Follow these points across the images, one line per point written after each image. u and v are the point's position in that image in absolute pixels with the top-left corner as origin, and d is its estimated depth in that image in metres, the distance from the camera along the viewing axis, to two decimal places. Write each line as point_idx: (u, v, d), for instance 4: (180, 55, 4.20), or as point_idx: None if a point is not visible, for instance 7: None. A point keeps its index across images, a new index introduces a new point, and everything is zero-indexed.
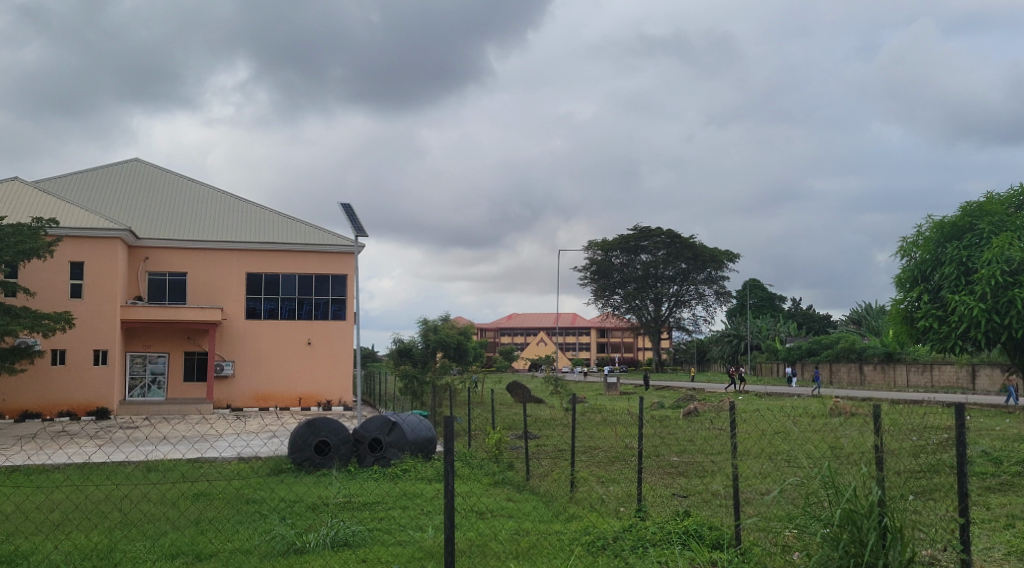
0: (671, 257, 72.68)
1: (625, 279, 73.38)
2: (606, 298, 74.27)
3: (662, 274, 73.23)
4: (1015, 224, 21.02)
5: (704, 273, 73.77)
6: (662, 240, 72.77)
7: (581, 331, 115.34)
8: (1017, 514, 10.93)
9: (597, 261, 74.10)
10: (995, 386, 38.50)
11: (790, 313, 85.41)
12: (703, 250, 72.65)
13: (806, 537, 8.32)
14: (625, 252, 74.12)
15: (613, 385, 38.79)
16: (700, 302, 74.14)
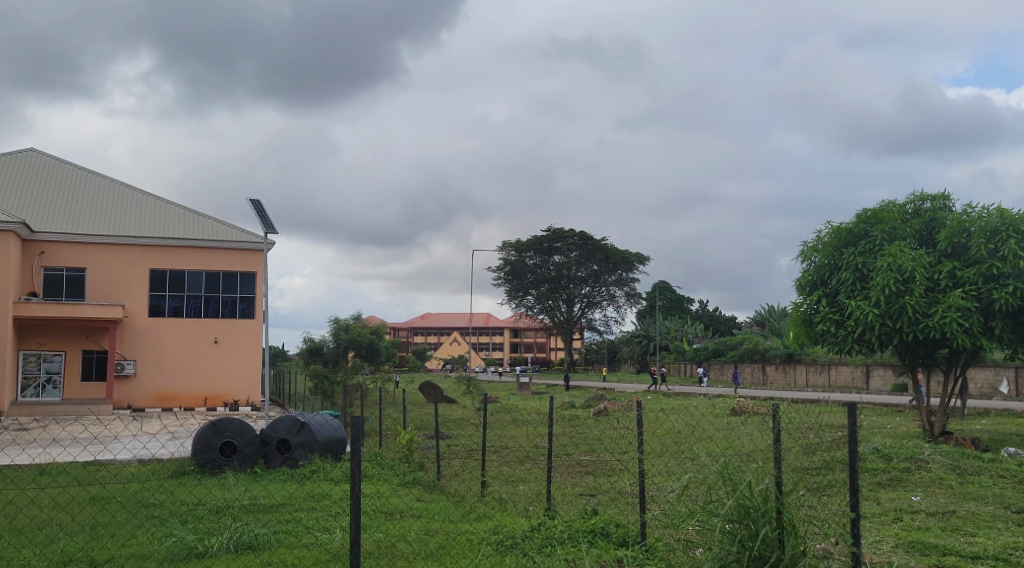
0: (584, 258, 73.56)
1: (539, 280, 73.88)
2: (520, 298, 74.90)
3: (575, 275, 74.11)
4: (910, 232, 17.27)
5: (615, 275, 74.91)
6: (575, 241, 73.36)
7: (494, 331, 115.86)
8: (905, 508, 11.46)
9: (512, 262, 74.28)
10: (887, 386, 40.47)
11: (698, 314, 87.57)
12: (615, 252, 73.71)
13: (705, 532, 8.54)
14: (538, 254, 74.24)
15: (525, 385, 39.04)
16: (611, 303, 75.39)
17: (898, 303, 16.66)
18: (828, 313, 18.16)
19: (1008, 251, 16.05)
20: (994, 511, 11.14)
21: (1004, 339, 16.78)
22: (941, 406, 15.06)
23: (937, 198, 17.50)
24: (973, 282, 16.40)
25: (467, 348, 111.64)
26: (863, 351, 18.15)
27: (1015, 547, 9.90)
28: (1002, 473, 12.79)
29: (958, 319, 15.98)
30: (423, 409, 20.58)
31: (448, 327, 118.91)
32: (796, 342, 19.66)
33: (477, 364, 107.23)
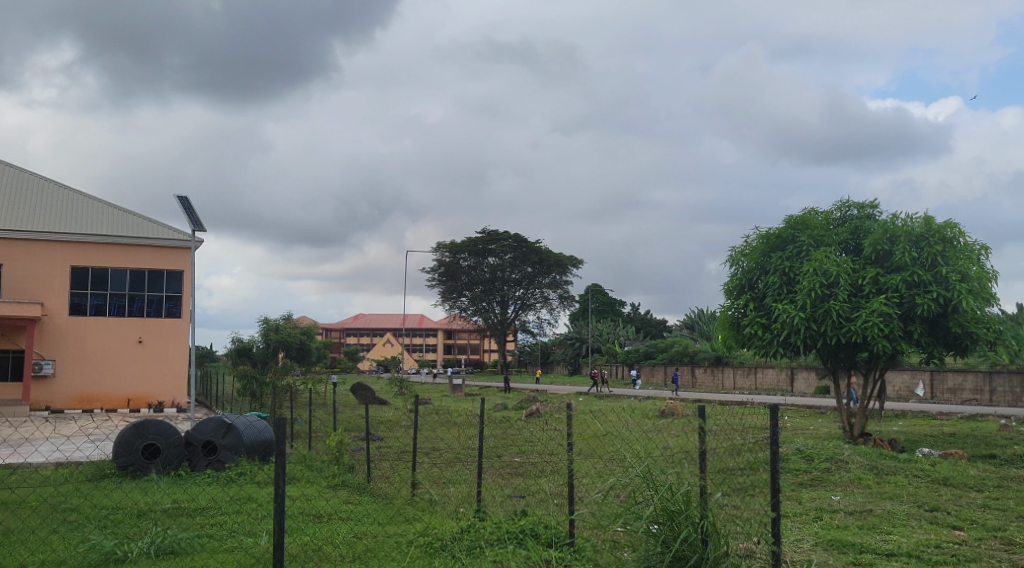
0: (518, 261, 73.88)
1: (473, 282, 73.90)
2: (454, 299, 74.76)
3: (509, 278, 74.25)
4: (835, 239, 17.81)
5: (549, 277, 75.26)
6: (509, 244, 73.78)
7: (427, 333, 115.52)
8: (825, 508, 11.76)
9: (446, 263, 74.16)
10: (810, 389, 41.58)
11: (630, 317, 88.73)
12: (549, 254, 74.20)
13: (631, 533, 8.68)
14: (473, 255, 74.46)
15: (459, 388, 38.99)
16: (545, 306, 75.79)
17: (823, 307, 17.10)
18: (755, 317, 18.55)
19: (930, 258, 16.68)
20: (909, 510, 11.52)
21: (921, 344, 17.38)
22: (860, 407, 15.53)
23: (863, 206, 18.05)
24: (896, 288, 16.93)
25: (400, 349, 111.09)
26: (788, 354, 18.60)
27: (928, 544, 10.25)
28: (916, 473, 13.24)
29: (879, 324, 16.49)
30: (352, 410, 20.42)
31: (382, 328, 118.11)
32: (723, 345, 20.02)
33: (410, 365, 106.80)
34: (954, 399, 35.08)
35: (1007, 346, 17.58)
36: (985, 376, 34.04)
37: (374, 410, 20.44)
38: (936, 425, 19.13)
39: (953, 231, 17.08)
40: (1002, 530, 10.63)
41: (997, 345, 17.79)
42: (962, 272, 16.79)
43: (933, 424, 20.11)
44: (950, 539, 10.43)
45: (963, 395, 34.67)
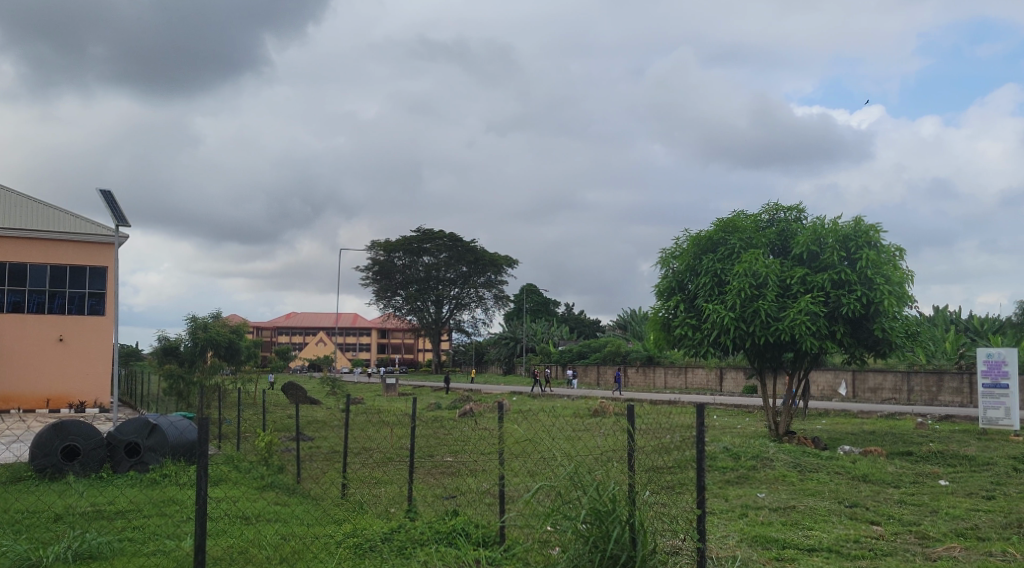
0: (453, 260, 73.57)
1: (407, 281, 73.48)
2: (388, 298, 74.18)
3: (444, 277, 74.06)
4: (764, 242, 18.16)
5: (484, 277, 75.46)
6: (444, 243, 73.41)
7: (361, 332, 114.55)
8: (750, 505, 11.99)
9: (380, 262, 73.62)
10: (739, 388, 42.50)
11: (565, 317, 89.41)
12: (484, 254, 74.26)
13: (560, 533, 8.69)
14: (408, 254, 73.85)
15: (392, 387, 38.82)
16: (480, 306, 76.06)
17: (752, 307, 17.44)
18: (686, 318, 18.82)
19: (854, 261, 17.17)
20: (830, 506, 11.84)
21: (844, 344, 17.89)
22: (785, 406, 15.88)
23: (791, 209, 18.45)
24: (821, 287, 17.39)
25: (333, 348, 109.99)
26: (717, 354, 18.97)
27: (847, 539, 10.55)
28: (837, 470, 13.62)
29: (806, 323, 16.92)
30: (282, 410, 20.12)
31: (315, 326, 116.69)
32: (654, 346, 20.28)
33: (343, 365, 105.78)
34: (874, 397, 36.22)
35: (923, 346, 18.24)
36: (902, 376, 35.21)
37: (303, 410, 20.19)
38: (857, 423, 19.76)
39: (877, 233, 17.60)
40: (917, 525, 10.99)
41: (914, 346, 18.44)
42: (884, 273, 17.32)
43: (854, 422, 20.72)
44: (868, 534, 10.75)
45: (883, 394, 35.81)
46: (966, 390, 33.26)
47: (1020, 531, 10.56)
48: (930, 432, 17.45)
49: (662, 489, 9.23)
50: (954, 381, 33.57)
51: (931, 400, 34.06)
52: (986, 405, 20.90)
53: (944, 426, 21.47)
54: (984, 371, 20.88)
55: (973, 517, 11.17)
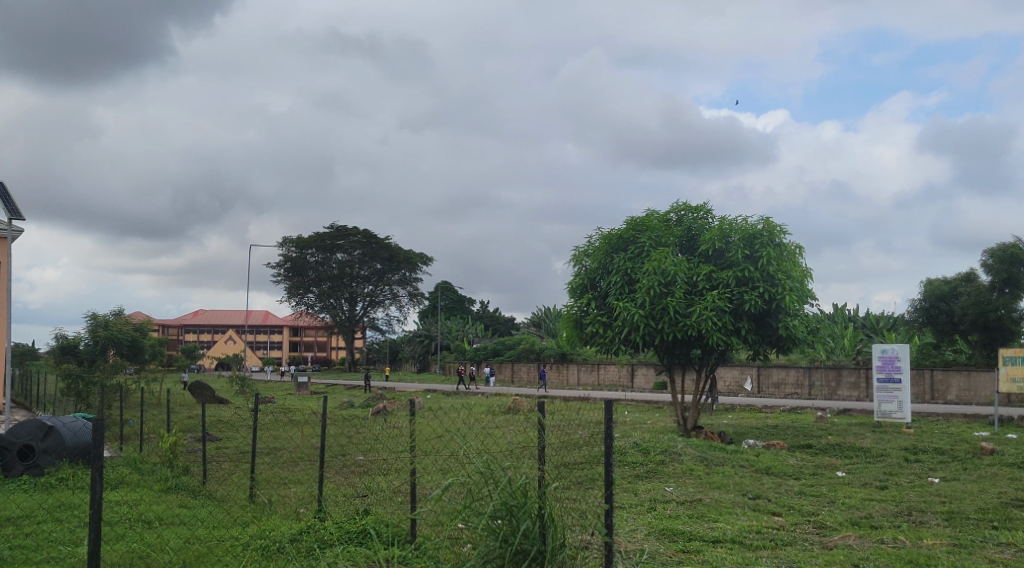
0: (366, 257, 73.05)
1: (320, 278, 72.19)
2: (300, 296, 72.89)
3: (357, 274, 73.18)
4: (673, 240, 18.53)
5: (398, 274, 75.17)
6: (357, 240, 72.84)
7: (273, 329, 112.80)
8: (659, 499, 12.23)
9: (292, 258, 72.19)
10: (649, 384, 43.52)
11: (479, 314, 89.71)
12: (397, 251, 74.06)
13: (471, 530, 8.73)
14: (320, 251, 72.63)
15: (304, 385, 38.39)
16: (394, 303, 75.65)
17: (661, 304, 17.79)
18: (597, 315, 19.11)
19: (759, 258, 17.66)
20: (735, 498, 12.17)
21: (750, 340, 18.42)
22: (693, 401, 16.27)
23: (699, 209, 18.87)
24: (726, 284, 17.87)
25: (244, 345, 107.69)
26: (628, 351, 19.32)
27: (750, 530, 10.87)
28: (742, 463, 14.03)
29: (712, 319, 17.39)
30: (188, 410, 19.62)
31: (225, 323, 114.03)
32: (566, 344, 20.48)
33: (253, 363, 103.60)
34: (778, 392, 37.45)
35: (822, 342, 18.93)
36: (804, 372, 36.48)
37: (210, 410, 19.72)
38: (761, 418, 20.40)
39: (780, 233, 18.16)
40: (815, 515, 11.41)
41: (814, 342, 19.14)
42: (785, 271, 17.90)
43: (759, 416, 21.44)
44: (770, 525, 11.10)
45: (786, 389, 37.03)
46: (862, 385, 34.76)
47: (910, 519, 11.07)
48: (830, 425, 18.14)
49: (573, 484, 9.23)
50: (852, 375, 34.92)
51: (831, 394, 35.36)
52: (881, 399, 21.76)
53: (842, 419, 22.32)
54: (880, 367, 21.76)
55: (867, 506, 11.65)
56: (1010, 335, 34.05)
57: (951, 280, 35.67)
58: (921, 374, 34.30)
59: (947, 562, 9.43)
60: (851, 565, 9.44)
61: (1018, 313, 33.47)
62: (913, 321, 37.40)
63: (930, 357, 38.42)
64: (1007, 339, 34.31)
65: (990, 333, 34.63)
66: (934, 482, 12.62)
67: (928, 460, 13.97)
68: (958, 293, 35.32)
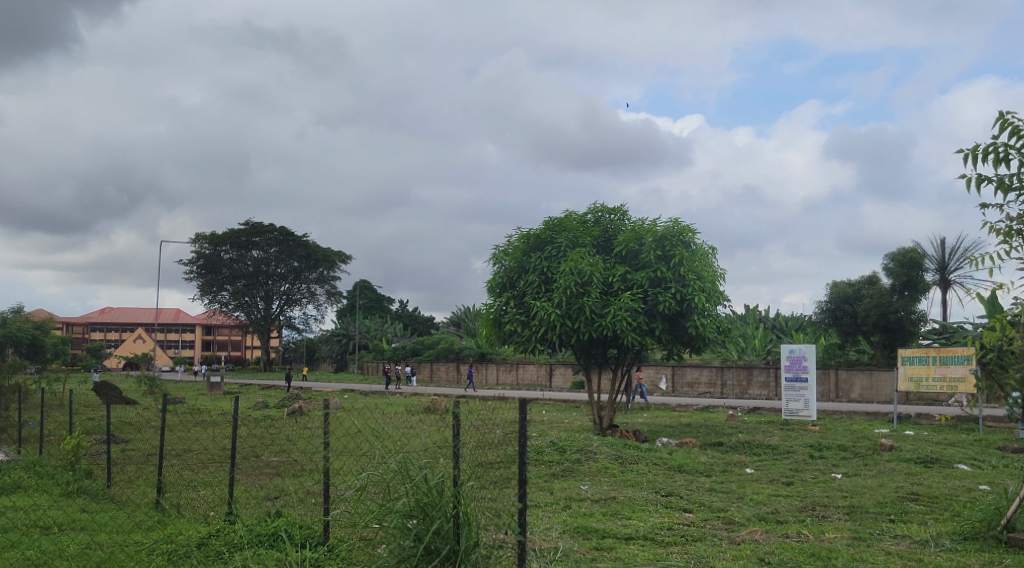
0: (283, 255, 71.96)
1: (234, 275, 70.64)
2: (213, 294, 71.12)
3: (273, 271, 71.91)
4: (590, 240, 18.73)
5: (316, 273, 74.46)
6: (275, 237, 71.74)
7: (185, 329, 110.60)
8: (574, 497, 12.36)
9: (206, 255, 70.75)
10: (567, 383, 44.07)
11: (398, 313, 89.11)
12: (316, 250, 73.25)
13: (386, 529, 8.65)
14: (235, 248, 71.30)
15: (216, 384, 37.84)
16: (312, 302, 74.67)
17: (577, 304, 17.96)
18: (515, 314, 19.17)
19: (672, 259, 18.05)
20: (648, 496, 12.37)
21: (664, 340, 18.79)
22: (610, 400, 16.49)
23: (616, 211, 19.14)
24: (641, 285, 18.17)
25: (154, 343, 104.79)
26: (545, 350, 19.44)
27: (662, 527, 11.05)
28: (655, 461, 14.26)
29: (627, 319, 17.67)
30: (92, 411, 18.96)
31: (136, 321, 110.93)
32: (485, 342, 20.47)
33: (163, 361, 100.96)
34: (691, 391, 38.37)
35: (733, 342, 19.41)
36: (716, 371, 37.37)
37: (117, 411, 19.14)
38: (676, 417, 20.81)
39: (692, 235, 18.58)
40: (724, 511, 11.69)
41: (726, 343, 19.62)
42: (697, 272, 18.33)
43: (673, 415, 21.87)
44: (681, 521, 11.33)
45: (699, 388, 37.98)
46: (772, 384, 35.65)
47: (814, 513, 11.44)
48: (740, 423, 18.61)
49: (490, 483, 9.15)
50: (762, 374, 35.92)
51: (742, 393, 36.27)
52: (788, 398, 22.43)
53: (752, 418, 22.91)
54: (787, 365, 22.41)
55: (774, 501, 11.99)
56: (909, 335, 35.62)
57: (855, 282, 37.24)
58: (827, 373, 35.52)
59: (846, 555, 9.76)
60: (756, 559, 9.69)
61: (916, 315, 35.13)
62: (819, 322, 38.60)
63: (835, 357, 39.75)
64: (906, 339, 35.85)
65: (891, 334, 36.07)
66: (837, 478, 13.06)
67: (832, 456, 14.47)
68: (861, 296, 36.82)
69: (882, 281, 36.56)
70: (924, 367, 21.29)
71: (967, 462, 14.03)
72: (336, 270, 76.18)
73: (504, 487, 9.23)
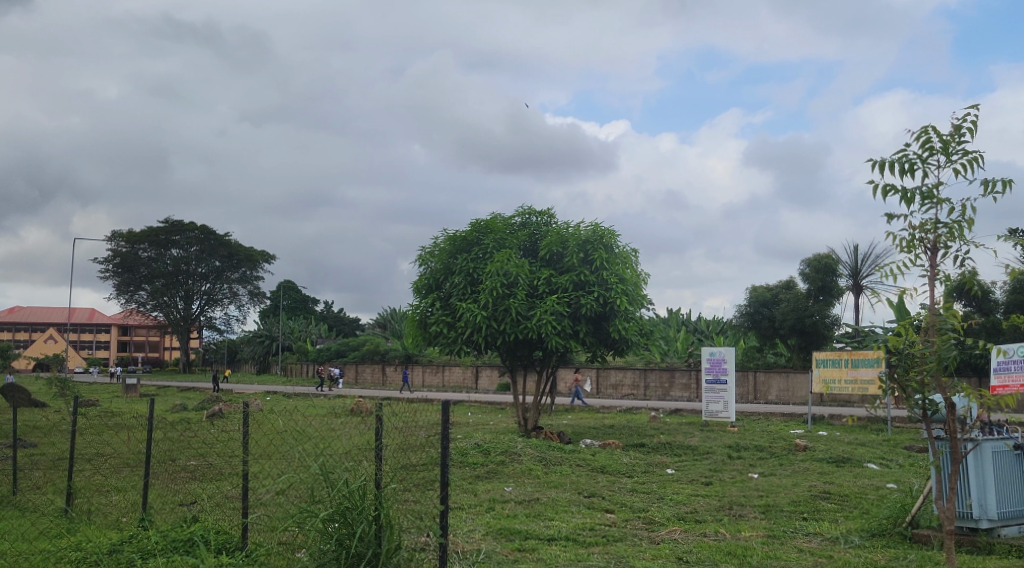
0: (204, 254, 70.38)
1: (152, 274, 68.73)
2: (130, 293, 69.04)
3: (193, 271, 70.34)
4: (516, 242, 18.81)
5: (238, 273, 73.06)
6: (196, 235, 70.32)
7: (98, 329, 107.67)
8: (497, 499, 12.39)
9: (121, 254, 68.59)
10: (493, 385, 44.16)
11: (323, 315, 88.03)
12: (238, 249, 71.92)
13: (306, 534, 8.48)
14: (153, 246, 69.51)
15: (132, 387, 36.91)
16: (233, 302, 73.05)
17: (503, 306, 18.03)
18: (441, 315, 19.12)
19: (594, 262, 18.30)
20: (570, 497, 12.49)
21: (587, 343, 19.02)
22: (535, 402, 16.56)
23: (543, 214, 19.28)
24: (565, 289, 18.37)
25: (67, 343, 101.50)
26: (470, 352, 19.45)
27: (583, 527, 11.16)
28: (578, 462, 14.41)
29: (551, 322, 17.82)
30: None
31: (47, 321, 107.24)
32: (411, 345, 20.37)
33: (76, 363, 97.85)
34: (615, 393, 38.85)
35: (655, 345, 19.75)
36: (640, 374, 37.97)
37: (24, 414, 18.44)
38: (599, 419, 21.01)
39: (615, 238, 18.86)
40: (645, 511, 11.88)
41: (649, 345, 19.96)
42: (620, 276, 18.63)
43: (596, 416, 22.12)
44: (602, 522, 11.45)
45: (623, 390, 38.49)
46: (693, 386, 36.39)
47: (731, 512, 11.71)
48: (662, 426, 18.91)
49: (414, 485, 9.01)
50: (684, 376, 36.55)
51: (665, 395, 36.91)
52: (708, 400, 22.90)
53: (673, 420, 23.31)
54: (708, 368, 22.91)
55: (693, 501, 12.23)
56: (823, 339, 36.80)
57: (773, 287, 38.14)
58: (746, 375, 36.36)
59: (761, 553, 9.99)
60: (674, 558, 9.85)
61: (830, 319, 36.37)
62: (738, 325, 39.46)
63: (754, 360, 40.75)
64: (821, 343, 37.01)
65: (807, 337, 37.14)
66: (753, 478, 13.39)
67: (749, 456, 14.84)
68: (778, 300, 37.79)
69: (799, 286, 37.66)
70: (837, 370, 22.01)
71: (875, 461, 14.54)
72: (259, 270, 74.86)
73: (427, 490, 9.08)
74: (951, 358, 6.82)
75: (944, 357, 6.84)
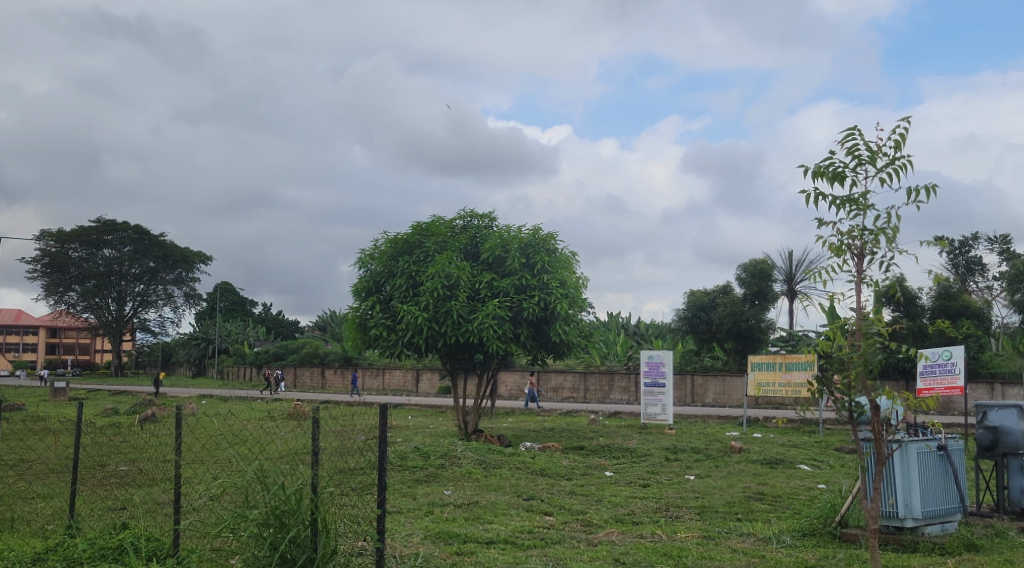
0: (138, 254, 68.77)
1: (83, 274, 67.02)
2: (60, 294, 67.13)
3: (127, 272, 68.69)
4: (457, 245, 18.78)
5: (174, 273, 71.57)
6: (129, 235, 68.86)
7: (25, 330, 104.62)
8: (436, 502, 12.34)
9: (50, 254, 66.73)
10: (434, 388, 44.03)
11: (262, 317, 86.64)
12: (173, 249, 70.45)
13: (239, 539, 8.30)
14: (85, 246, 67.81)
15: (60, 390, 35.88)
16: (168, 303, 71.52)
17: (444, 308, 18.00)
18: (381, 319, 18.98)
19: (534, 266, 18.41)
20: (509, 500, 12.50)
21: (528, 346, 19.09)
22: (476, 405, 16.51)
23: (485, 217, 19.30)
24: (506, 292, 18.42)
25: None
26: (410, 355, 19.34)
27: (522, 530, 11.19)
28: (518, 466, 14.44)
29: (492, 325, 17.87)
30: None
31: None
32: (351, 347, 20.19)
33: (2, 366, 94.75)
34: (556, 396, 39.04)
35: (594, 348, 19.93)
36: (580, 377, 38.20)
37: None
38: (540, 422, 21.10)
39: (555, 242, 18.99)
40: (584, 513, 11.97)
41: (588, 348, 20.10)
42: (560, 280, 18.77)
43: (535, 420, 22.19)
44: (540, 524, 11.49)
45: (564, 393, 38.72)
46: (632, 389, 36.84)
47: (667, 514, 11.86)
48: (601, 428, 19.08)
49: (350, 490, 8.95)
50: (624, 380, 36.94)
51: (605, 398, 37.23)
52: (647, 402, 23.16)
53: (611, 422, 23.48)
54: (646, 371, 23.15)
55: (631, 503, 12.36)
56: (758, 342, 37.53)
57: (710, 291, 38.75)
58: (684, 379, 36.85)
59: (696, 553, 10.14)
60: (611, 559, 9.93)
61: (765, 323, 37.17)
62: (677, 329, 40.05)
63: (692, 363, 41.33)
64: (756, 346, 37.77)
65: (743, 341, 37.83)
66: (690, 480, 13.58)
67: (686, 459, 15.06)
68: (715, 304, 38.43)
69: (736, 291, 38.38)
70: (771, 373, 22.44)
71: (807, 462, 14.87)
72: (196, 272, 73.46)
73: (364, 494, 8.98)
74: (876, 361, 7.01)
75: (869, 360, 7.02)
